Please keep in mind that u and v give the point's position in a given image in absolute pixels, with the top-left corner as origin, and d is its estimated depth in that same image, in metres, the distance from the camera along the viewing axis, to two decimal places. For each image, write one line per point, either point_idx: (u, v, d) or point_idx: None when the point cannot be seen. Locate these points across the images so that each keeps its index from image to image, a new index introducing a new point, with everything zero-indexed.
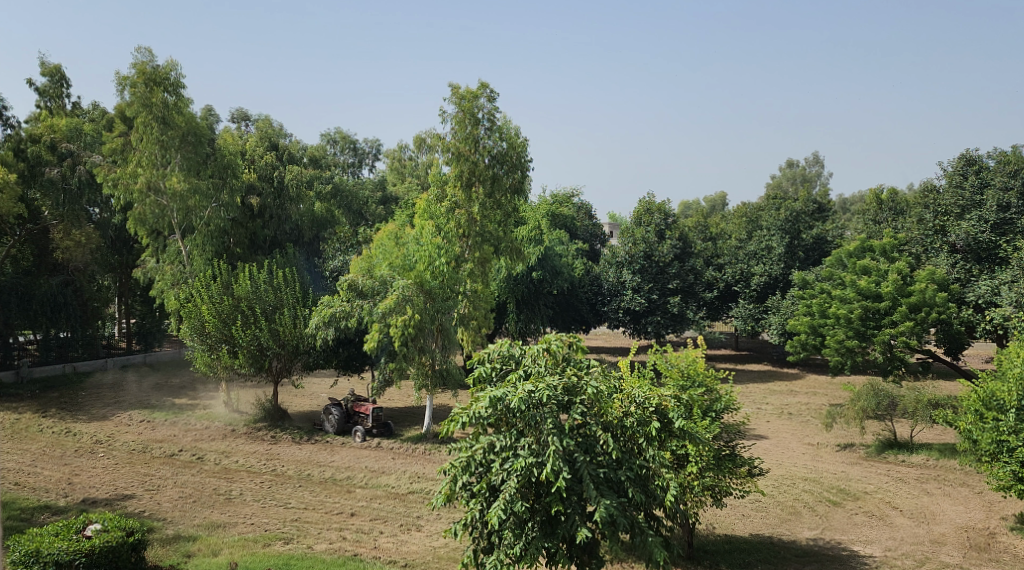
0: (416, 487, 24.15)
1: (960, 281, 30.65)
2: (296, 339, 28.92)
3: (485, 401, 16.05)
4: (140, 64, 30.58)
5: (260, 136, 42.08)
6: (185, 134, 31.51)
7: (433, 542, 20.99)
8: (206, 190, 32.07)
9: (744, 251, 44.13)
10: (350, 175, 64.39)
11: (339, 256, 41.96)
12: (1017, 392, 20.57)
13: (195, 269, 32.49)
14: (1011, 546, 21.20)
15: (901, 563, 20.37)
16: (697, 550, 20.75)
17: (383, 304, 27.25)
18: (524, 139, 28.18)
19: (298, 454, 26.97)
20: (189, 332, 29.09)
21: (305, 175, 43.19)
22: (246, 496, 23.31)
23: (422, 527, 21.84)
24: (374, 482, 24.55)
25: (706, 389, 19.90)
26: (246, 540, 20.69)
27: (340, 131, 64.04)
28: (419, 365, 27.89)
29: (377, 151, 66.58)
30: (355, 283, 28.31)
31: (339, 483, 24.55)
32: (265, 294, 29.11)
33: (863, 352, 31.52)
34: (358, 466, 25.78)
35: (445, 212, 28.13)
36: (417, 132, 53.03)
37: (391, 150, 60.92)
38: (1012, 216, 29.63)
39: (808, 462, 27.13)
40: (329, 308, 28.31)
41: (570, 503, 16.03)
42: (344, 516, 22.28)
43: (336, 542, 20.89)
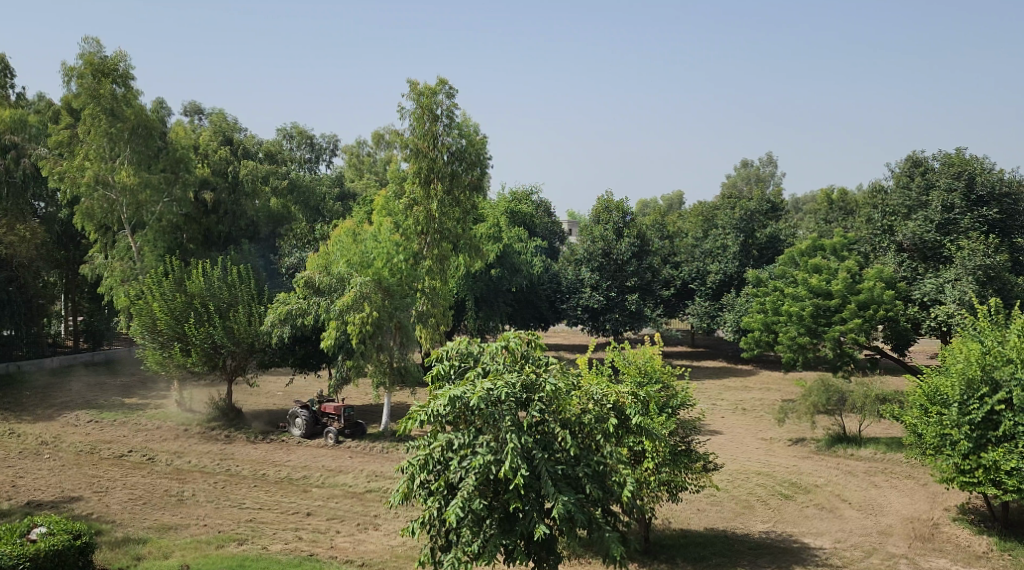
0: (373, 486, 24.23)
1: (907, 279, 31.39)
2: (251, 337, 28.66)
3: (443, 400, 16.13)
4: (87, 55, 30.17)
5: (214, 129, 41.95)
6: (135, 128, 31.15)
7: (391, 541, 21.13)
8: (157, 184, 31.97)
9: (699, 250, 45.00)
10: (305, 171, 64.03)
11: (296, 252, 41.94)
12: (960, 387, 20.98)
13: (146, 265, 32.18)
14: (954, 535, 21.73)
15: (850, 554, 20.80)
16: (653, 545, 21.08)
17: (340, 302, 27.28)
18: (482, 135, 28.40)
19: (253, 453, 26.90)
20: (140, 330, 28.87)
21: (260, 170, 43.08)
22: (198, 497, 23.21)
23: (380, 526, 21.95)
24: (330, 481, 24.60)
25: (664, 385, 20.20)
26: (199, 542, 20.63)
27: (297, 126, 63.60)
28: (377, 362, 27.83)
29: (335, 147, 66.23)
30: (312, 280, 28.38)
31: (295, 482, 24.57)
32: (219, 292, 28.96)
33: (813, 349, 32.20)
34: (314, 465, 25.80)
35: (404, 209, 28.47)
36: (375, 129, 52.89)
37: (349, 146, 60.65)
38: (955, 216, 30.31)
39: (762, 457, 27.65)
40: (284, 305, 28.34)
41: (528, 500, 16.22)
42: (300, 516, 22.32)
43: (292, 543, 20.90)
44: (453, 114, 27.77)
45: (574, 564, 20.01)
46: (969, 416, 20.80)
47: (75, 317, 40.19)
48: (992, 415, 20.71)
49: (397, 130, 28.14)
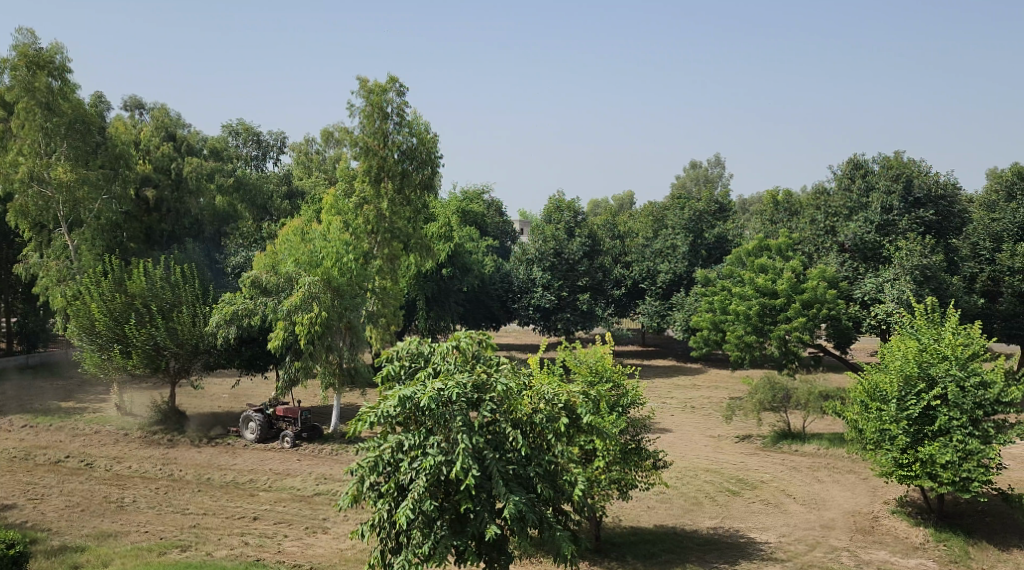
0: (322, 489, 24.38)
1: (849, 279, 32.35)
2: (195, 339, 28.51)
3: (394, 400, 16.29)
4: (21, 46, 30.08)
5: (157, 124, 41.43)
6: (72, 122, 30.91)
7: (340, 544, 21.26)
8: (96, 181, 31.35)
9: (650, 249, 45.30)
10: (252, 168, 63.56)
11: (242, 252, 41.67)
12: (898, 384, 21.65)
13: (83, 265, 31.81)
14: (893, 528, 22.32)
15: (794, 548, 21.32)
16: (604, 543, 21.43)
17: (289, 302, 27.28)
18: (432, 134, 28.69)
19: (197, 458, 26.85)
20: (79, 331, 28.57)
21: (205, 167, 42.81)
22: (139, 503, 23.12)
23: (329, 529, 22.08)
24: (278, 484, 24.68)
25: (614, 385, 20.58)
26: (140, 550, 20.50)
27: (243, 123, 63.00)
28: (326, 363, 27.87)
29: (282, 144, 65.60)
30: (259, 280, 28.41)
31: (241, 486, 24.59)
32: (161, 292, 28.74)
33: (760, 347, 32.53)
34: (261, 469, 25.88)
35: (354, 208, 28.68)
36: (323, 127, 52.47)
37: (298, 145, 60.07)
38: (893, 217, 31.68)
39: (709, 454, 28.24)
40: (230, 305, 28.31)
41: (480, 501, 16.47)
42: (247, 521, 22.34)
43: (238, 548, 20.90)
44: (403, 112, 28.11)
45: (525, 564, 20.37)
46: (907, 412, 21.48)
47: (9, 319, 39.54)
48: (928, 410, 21.45)
49: (347, 128, 28.28)
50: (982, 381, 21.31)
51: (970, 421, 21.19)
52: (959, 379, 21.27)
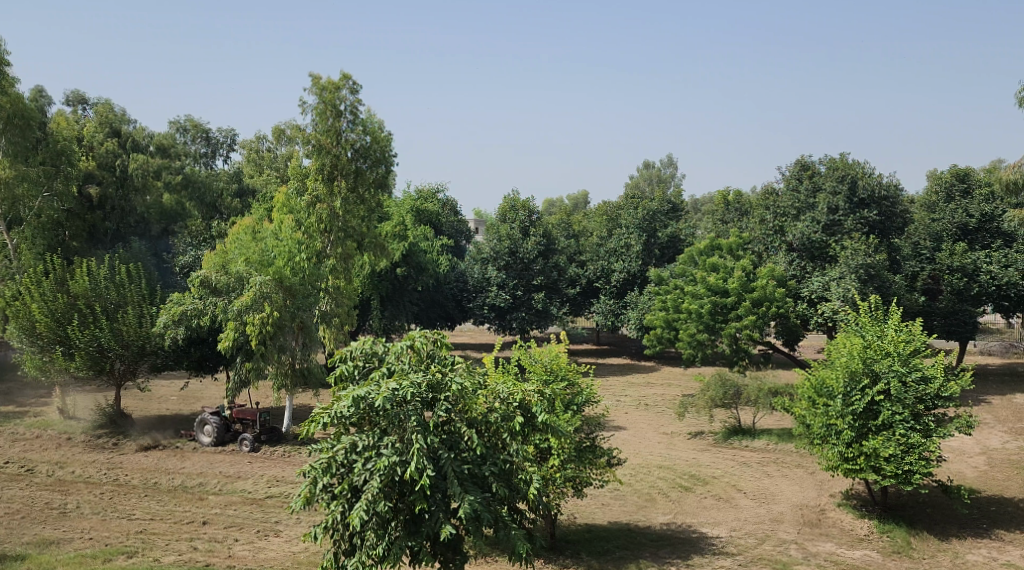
0: (274, 492, 24.44)
1: (796, 278, 32.97)
2: (141, 339, 28.26)
3: (348, 401, 16.42)
4: None
5: (100, 120, 40.87)
6: (11, 117, 30.49)
7: (293, 547, 21.26)
8: (36, 177, 31.47)
9: (604, 248, 45.80)
10: (200, 165, 62.94)
11: (191, 251, 41.36)
12: (843, 380, 22.28)
13: (23, 265, 31.23)
14: (839, 520, 22.82)
15: (744, 542, 21.74)
16: (559, 541, 21.70)
17: (240, 302, 27.17)
18: (386, 133, 28.97)
19: (144, 462, 26.71)
20: (18, 332, 28.22)
21: (150, 164, 42.40)
22: (82, 510, 22.94)
23: (281, 532, 22.11)
24: (229, 488, 24.65)
25: (568, 383, 20.92)
26: (84, 557, 20.30)
27: (191, 119, 62.40)
28: (278, 364, 27.83)
29: (232, 142, 64.94)
30: (208, 280, 28.31)
31: (189, 490, 24.53)
32: (106, 291, 28.58)
33: (711, 345, 33.30)
34: (211, 472, 25.82)
35: (306, 206, 28.55)
36: (274, 124, 52.00)
37: (248, 141, 59.07)
38: (839, 217, 32.56)
39: (662, 451, 28.74)
40: (179, 305, 28.16)
41: (434, 501, 16.60)
42: (196, 525, 22.25)
43: (186, 553, 20.75)
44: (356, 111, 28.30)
45: (480, 563, 20.64)
46: (852, 407, 22.07)
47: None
48: (872, 405, 22.03)
49: (299, 126, 28.36)
50: (923, 376, 21.90)
51: (912, 416, 21.81)
52: (901, 375, 21.89)
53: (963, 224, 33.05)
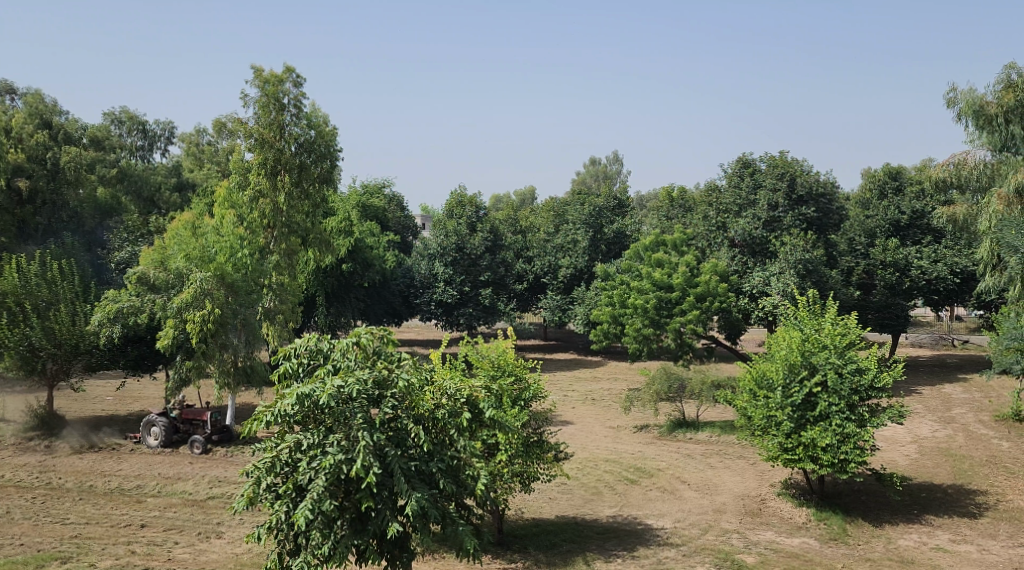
0: (215, 493, 24.38)
1: (739, 273, 33.88)
2: (75, 338, 27.93)
3: (292, 399, 16.48)
4: None
5: (29, 112, 40.42)
6: None
7: (235, 549, 21.14)
8: None
9: (551, 244, 46.28)
10: (136, 159, 61.99)
11: (127, 245, 39.38)
12: (783, 372, 22.85)
13: None
14: (779, 509, 23.39)
15: (687, 532, 22.20)
16: (506, 536, 21.94)
17: (180, 299, 26.91)
18: (331, 127, 29.16)
19: (79, 465, 26.40)
20: None
21: (85, 158, 41.72)
22: (16, 514, 22.60)
23: (223, 534, 22.01)
24: (168, 490, 24.51)
25: (516, 378, 21.16)
26: (17, 563, 19.99)
27: (127, 111, 61.38)
28: (220, 362, 27.62)
29: (170, 135, 64.12)
30: (145, 276, 28.08)
31: (127, 493, 24.31)
32: (36, 289, 27.96)
33: (657, 339, 33.34)
34: (149, 474, 25.63)
35: (249, 201, 28.66)
36: (214, 117, 51.44)
37: (187, 134, 58.24)
38: (779, 214, 33.36)
39: (609, 445, 29.20)
40: (114, 303, 27.73)
41: (381, 499, 16.65)
42: (134, 529, 22.05)
43: (124, 557, 20.52)
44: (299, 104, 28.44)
45: (427, 560, 20.84)
46: (791, 398, 22.67)
47: None
48: (810, 396, 22.66)
49: (241, 119, 28.42)
50: (857, 368, 22.56)
51: (848, 407, 22.45)
52: (837, 367, 22.53)
53: (896, 221, 34.85)
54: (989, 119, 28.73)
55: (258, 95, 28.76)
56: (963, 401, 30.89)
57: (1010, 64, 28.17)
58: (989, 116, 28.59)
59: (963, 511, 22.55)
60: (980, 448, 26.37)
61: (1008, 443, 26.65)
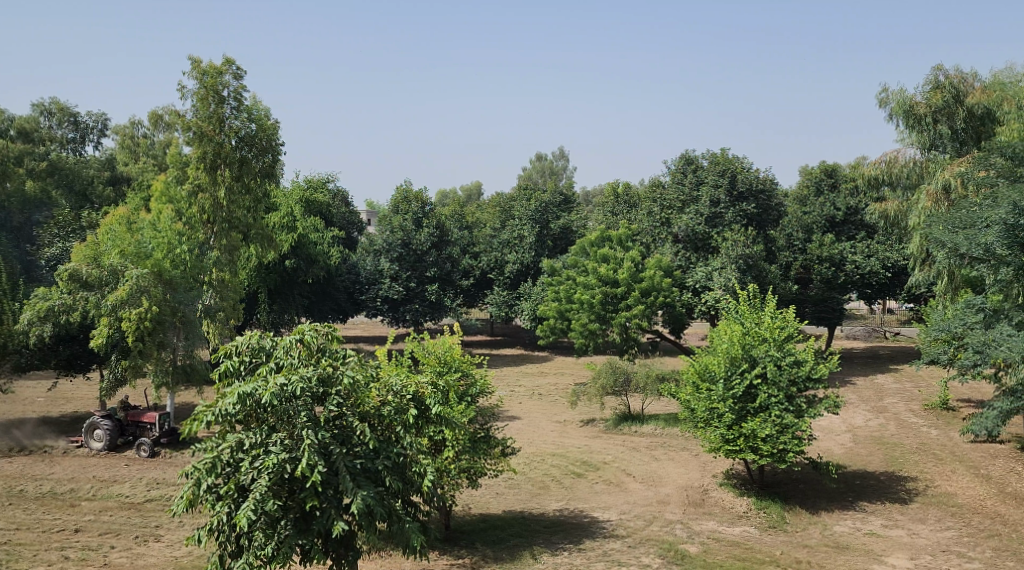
0: (153, 495, 24.23)
1: (682, 268, 34.50)
2: (5, 337, 27.22)
3: (233, 398, 16.44)
4: None
5: None
6: None
7: (174, 552, 21.00)
8: None
9: (498, 240, 46.55)
10: (67, 151, 60.79)
11: (58, 240, 38.86)
12: (724, 365, 23.29)
13: None
14: (721, 499, 23.90)
15: (632, 524, 22.60)
16: (454, 532, 22.17)
17: (114, 297, 26.02)
18: (273, 122, 29.60)
19: (10, 469, 25.97)
20: None
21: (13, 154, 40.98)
22: None
23: (161, 537, 21.84)
24: (103, 493, 24.28)
25: (462, 374, 21.35)
26: None
27: (57, 102, 60.08)
28: (158, 361, 26.64)
29: (103, 127, 63.05)
30: (78, 273, 27.09)
31: (60, 497, 24.02)
32: None
33: (603, 334, 33.62)
34: (83, 477, 25.35)
35: (188, 197, 29.36)
36: (150, 110, 50.74)
37: (120, 126, 57.04)
38: (721, 210, 34.08)
39: (555, 439, 29.52)
40: (46, 302, 27.04)
41: (326, 497, 16.67)
42: (67, 534, 21.78)
43: (58, 563, 20.23)
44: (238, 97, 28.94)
45: (374, 558, 20.94)
46: (732, 391, 23.14)
47: None
48: (751, 388, 23.18)
49: (179, 112, 28.65)
50: (795, 360, 23.22)
51: (786, 398, 23.07)
52: (777, 359, 23.14)
53: (832, 217, 35.47)
54: (919, 118, 29.64)
55: (197, 87, 29.14)
56: (895, 391, 31.83)
57: (938, 65, 29.02)
58: (919, 115, 29.48)
59: (896, 497, 23.29)
60: (912, 436, 27.21)
61: (937, 430, 27.54)
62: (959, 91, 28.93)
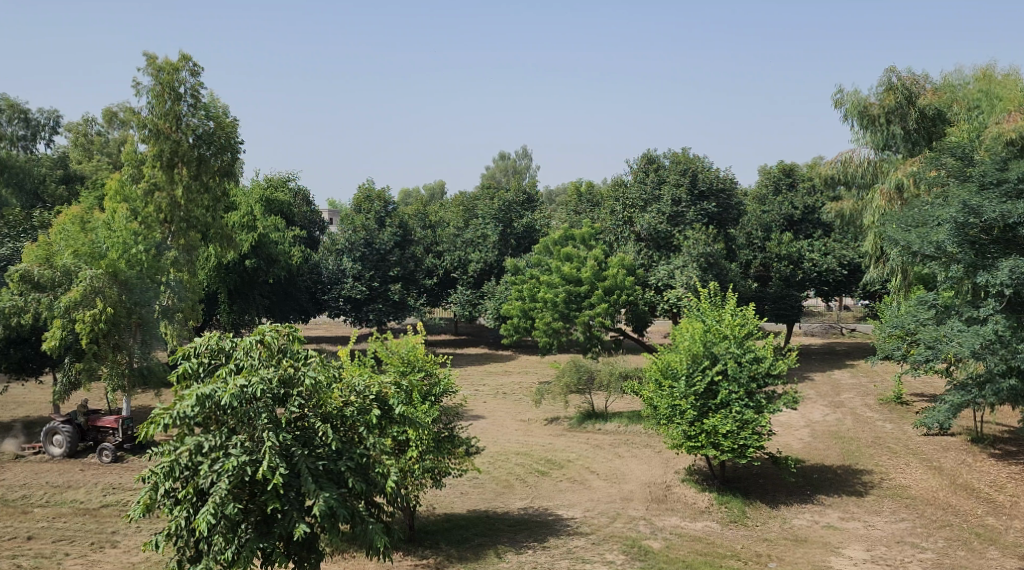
0: (108, 500, 24.03)
1: (645, 266, 34.81)
2: None
3: (192, 400, 16.31)
4: None
5: None
6: None
7: (131, 558, 20.86)
8: None
9: (461, 239, 46.54)
10: (18, 149, 59.86)
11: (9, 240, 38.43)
12: (686, 362, 23.54)
13: None
14: (683, 495, 24.18)
15: (596, 521, 22.81)
16: (418, 533, 22.22)
17: (68, 298, 25.69)
18: (230, 119, 29.91)
19: None
20: None
21: None
22: None
23: (118, 543, 21.66)
24: (56, 499, 24.03)
25: (426, 373, 21.40)
26: None
27: (7, 100, 59.14)
28: (111, 365, 26.36)
29: (55, 124, 62.21)
30: (30, 274, 26.59)
31: (13, 504, 23.74)
32: None
33: (566, 333, 33.95)
34: (37, 483, 25.08)
35: (142, 195, 29.07)
36: (104, 107, 50.08)
37: (73, 124, 56.28)
38: (682, 209, 34.52)
39: (520, 438, 29.68)
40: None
41: (288, 500, 16.59)
42: (20, 541, 21.53)
43: None
44: (195, 94, 28.98)
45: (337, 560, 20.95)
46: (694, 388, 23.38)
47: None
48: (712, 385, 23.46)
49: (134, 109, 28.76)
50: (755, 356, 23.55)
51: (746, 394, 23.40)
52: (737, 356, 23.45)
53: (789, 216, 35.92)
54: (872, 119, 30.26)
55: (152, 84, 29.19)
56: (852, 386, 32.39)
57: (891, 67, 29.54)
58: (873, 115, 30.05)
59: (852, 490, 23.73)
60: (868, 429, 27.71)
61: (892, 424, 28.08)
62: (911, 92, 29.42)
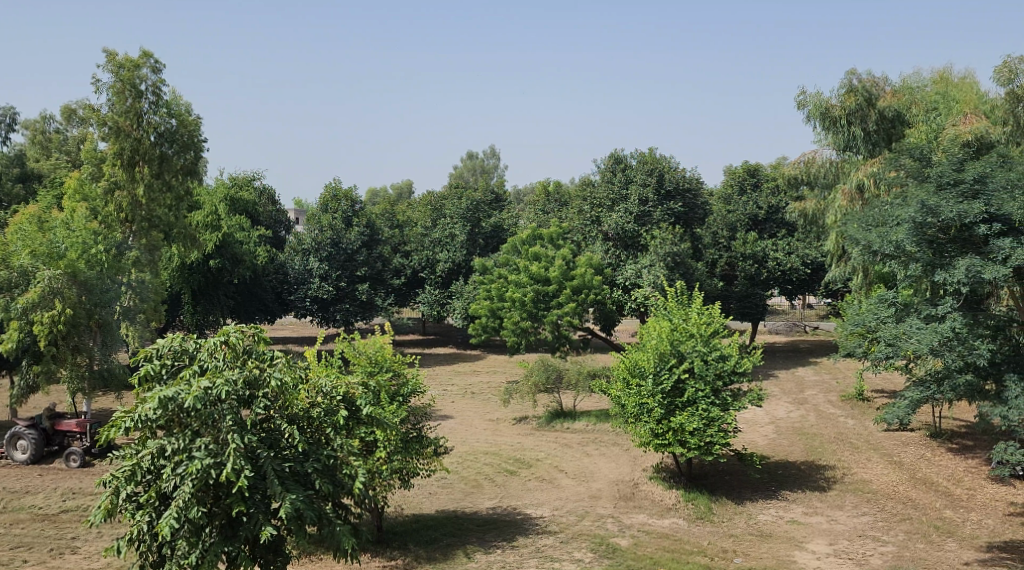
0: (69, 506, 23.81)
1: (612, 265, 35.06)
2: None
3: (154, 403, 16.16)
4: None
5: None
6: None
7: (94, 563, 20.69)
8: None
9: (429, 238, 46.53)
10: None
11: None
12: (653, 360, 23.70)
13: None
14: (650, 493, 24.39)
15: (564, 520, 22.96)
16: (386, 533, 22.24)
17: (26, 299, 25.00)
18: (193, 117, 29.97)
19: None
20: None
21: None
22: None
23: (78, 549, 21.45)
24: (15, 505, 23.78)
25: (394, 373, 21.44)
26: None
27: None
28: (73, 367, 25.80)
29: (12, 121, 61.38)
30: None
31: None
32: None
33: (534, 332, 33.88)
34: None
35: (103, 194, 29.32)
36: (64, 106, 49.45)
37: (31, 121, 55.49)
38: (649, 209, 34.77)
39: (488, 438, 29.77)
40: None
41: (253, 502, 16.52)
42: None
43: None
44: (159, 91, 28.89)
45: (305, 562, 20.95)
46: (660, 386, 23.56)
47: None
48: (678, 383, 23.65)
49: (93, 106, 28.51)
50: (720, 355, 23.83)
51: (712, 392, 23.63)
52: (703, 354, 23.69)
53: (754, 216, 36.35)
54: (834, 119, 30.62)
55: (112, 80, 28.98)
56: (815, 383, 32.83)
57: (851, 69, 29.98)
58: (834, 117, 30.43)
59: (815, 485, 24.07)
60: (830, 426, 28.11)
61: (854, 421, 28.50)
62: (871, 94, 29.91)
